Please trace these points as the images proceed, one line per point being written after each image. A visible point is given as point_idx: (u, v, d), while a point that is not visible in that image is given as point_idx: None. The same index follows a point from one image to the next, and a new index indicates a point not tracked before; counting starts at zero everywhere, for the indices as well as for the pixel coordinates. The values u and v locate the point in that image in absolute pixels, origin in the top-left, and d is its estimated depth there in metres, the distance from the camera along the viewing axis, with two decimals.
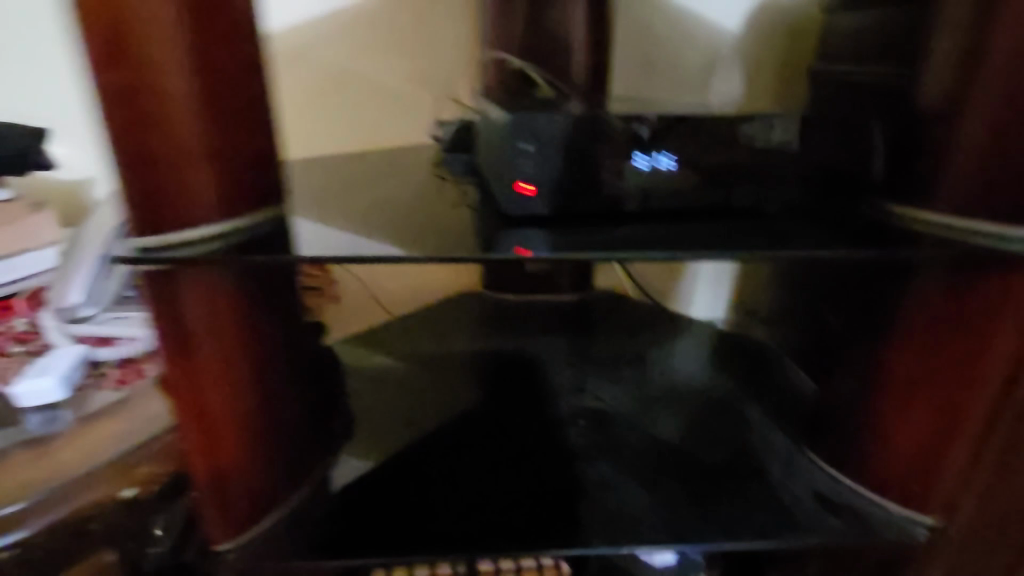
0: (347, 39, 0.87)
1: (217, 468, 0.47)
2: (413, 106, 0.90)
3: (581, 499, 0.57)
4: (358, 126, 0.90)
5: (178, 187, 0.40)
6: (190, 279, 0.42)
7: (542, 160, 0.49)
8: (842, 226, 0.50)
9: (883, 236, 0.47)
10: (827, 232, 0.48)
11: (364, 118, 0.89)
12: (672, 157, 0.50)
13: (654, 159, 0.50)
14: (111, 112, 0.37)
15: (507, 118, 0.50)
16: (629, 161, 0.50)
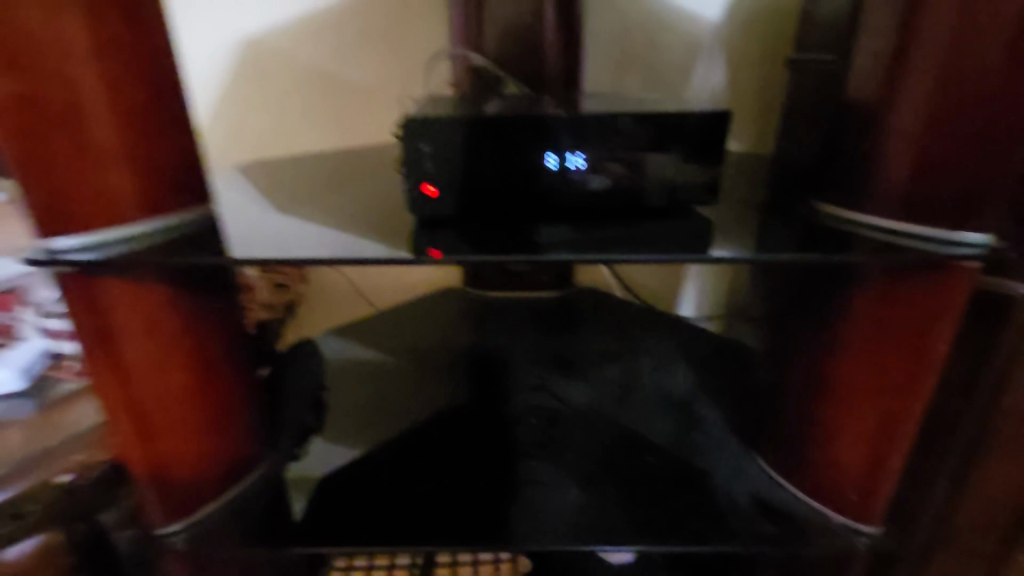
0: (310, 40, 0.89)
1: (154, 459, 0.49)
2: (380, 106, 0.92)
3: (514, 495, 0.56)
4: (324, 126, 0.94)
5: (93, 193, 0.42)
6: (109, 278, 0.44)
7: (441, 161, 0.49)
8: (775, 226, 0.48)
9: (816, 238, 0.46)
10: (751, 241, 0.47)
11: (330, 119, 0.93)
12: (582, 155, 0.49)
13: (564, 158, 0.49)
14: (17, 120, 0.39)
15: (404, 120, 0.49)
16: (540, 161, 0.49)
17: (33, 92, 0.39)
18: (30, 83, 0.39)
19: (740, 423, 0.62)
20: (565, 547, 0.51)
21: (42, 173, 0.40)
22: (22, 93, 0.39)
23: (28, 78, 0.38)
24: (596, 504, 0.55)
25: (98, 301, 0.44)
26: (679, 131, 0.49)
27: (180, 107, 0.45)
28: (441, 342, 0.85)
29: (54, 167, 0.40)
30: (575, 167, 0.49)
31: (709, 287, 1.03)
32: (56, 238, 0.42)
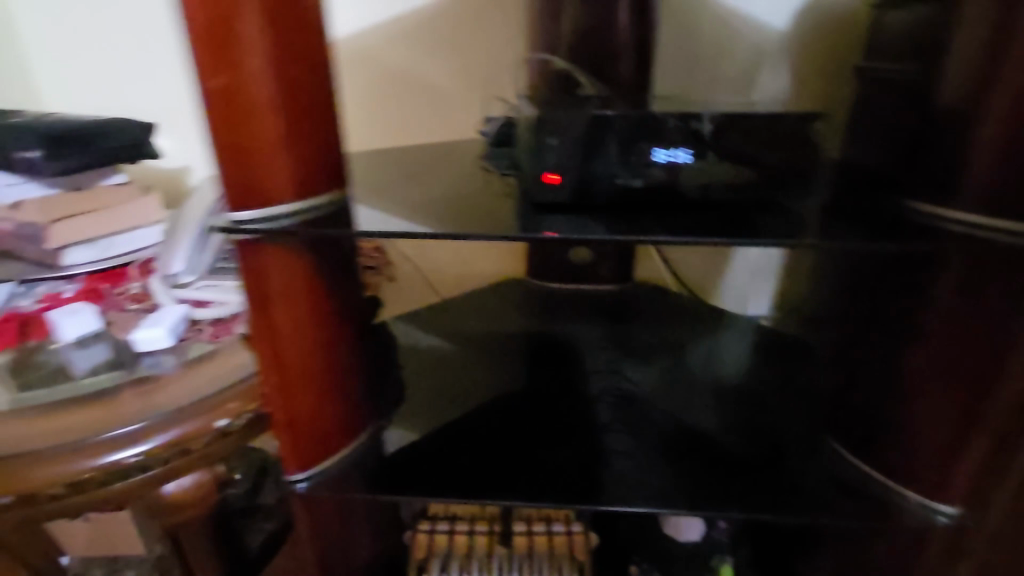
0: (393, 40, 0.95)
1: (290, 413, 0.55)
2: (457, 104, 0.98)
3: (603, 463, 0.61)
4: (404, 122, 0.99)
5: (263, 174, 0.47)
6: (272, 250, 0.50)
7: (563, 153, 0.53)
8: (861, 219, 0.52)
9: (901, 229, 0.49)
10: (841, 224, 0.51)
11: (409, 115, 0.99)
12: (689, 151, 0.53)
13: (674, 153, 0.53)
14: (210, 107, 0.44)
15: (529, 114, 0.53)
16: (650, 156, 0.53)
17: (234, 83, 0.44)
18: (233, 74, 0.43)
19: (805, 416, 0.69)
20: (656, 510, 0.55)
21: (234, 155, 0.46)
22: (224, 84, 0.44)
23: (228, 70, 0.43)
24: (680, 474, 0.59)
25: (260, 274, 0.50)
26: (775, 131, 0.53)
27: (329, 100, 0.51)
28: (505, 330, 0.92)
29: (247, 150, 0.46)
30: (683, 162, 0.53)
31: (765, 284, 1.06)
32: (240, 211, 0.48)
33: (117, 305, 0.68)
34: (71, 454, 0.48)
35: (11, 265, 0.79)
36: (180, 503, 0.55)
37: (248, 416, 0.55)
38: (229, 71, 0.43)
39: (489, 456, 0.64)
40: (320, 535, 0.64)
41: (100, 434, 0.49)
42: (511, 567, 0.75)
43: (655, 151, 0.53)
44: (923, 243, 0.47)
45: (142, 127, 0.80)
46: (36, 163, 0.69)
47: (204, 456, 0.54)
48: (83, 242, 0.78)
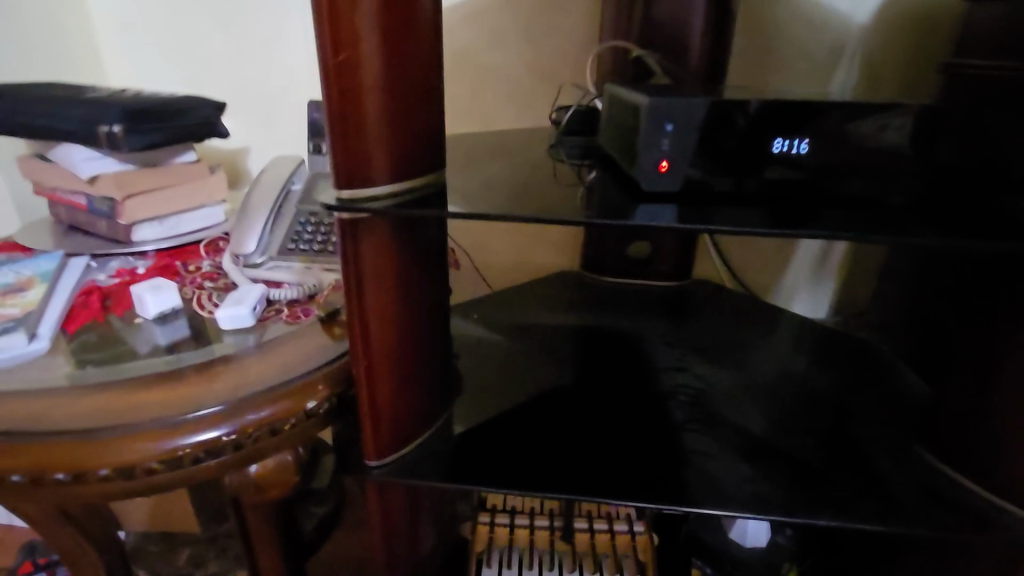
0: (456, 27, 0.94)
1: (375, 396, 0.54)
2: (520, 92, 0.97)
3: (686, 463, 0.60)
4: (465, 109, 0.99)
5: (372, 152, 0.46)
6: (370, 230, 0.49)
7: (679, 139, 0.50)
8: (976, 219, 0.49)
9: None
10: (965, 224, 0.49)
11: (470, 102, 0.98)
12: (804, 141, 0.51)
13: (789, 144, 0.51)
14: (333, 80, 0.43)
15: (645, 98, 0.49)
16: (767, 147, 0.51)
17: (357, 58, 0.43)
18: (357, 49, 0.43)
19: (887, 420, 0.67)
20: (747, 513, 0.54)
21: (349, 132, 0.44)
22: (348, 59, 0.43)
23: (353, 45, 0.43)
24: (767, 478, 0.58)
25: (357, 254, 0.49)
26: (893, 124, 0.50)
27: (432, 77, 0.50)
28: (562, 323, 0.90)
29: (363, 127, 0.45)
30: (799, 154, 0.51)
31: (828, 288, 1.03)
32: (347, 189, 0.46)
33: (192, 282, 0.68)
34: (165, 430, 0.47)
35: (81, 240, 0.79)
36: (263, 483, 0.55)
37: (334, 400, 0.55)
38: (354, 45, 0.43)
39: (563, 447, 0.63)
40: (391, 525, 0.63)
41: (191, 413, 0.49)
42: (573, 565, 0.74)
43: (772, 142, 0.51)
44: None
45: (214, 107, 0.81)
46: (116, 137, 0.69)
47: (289, 438, 0.53)
48: (152, 219, 0.78)
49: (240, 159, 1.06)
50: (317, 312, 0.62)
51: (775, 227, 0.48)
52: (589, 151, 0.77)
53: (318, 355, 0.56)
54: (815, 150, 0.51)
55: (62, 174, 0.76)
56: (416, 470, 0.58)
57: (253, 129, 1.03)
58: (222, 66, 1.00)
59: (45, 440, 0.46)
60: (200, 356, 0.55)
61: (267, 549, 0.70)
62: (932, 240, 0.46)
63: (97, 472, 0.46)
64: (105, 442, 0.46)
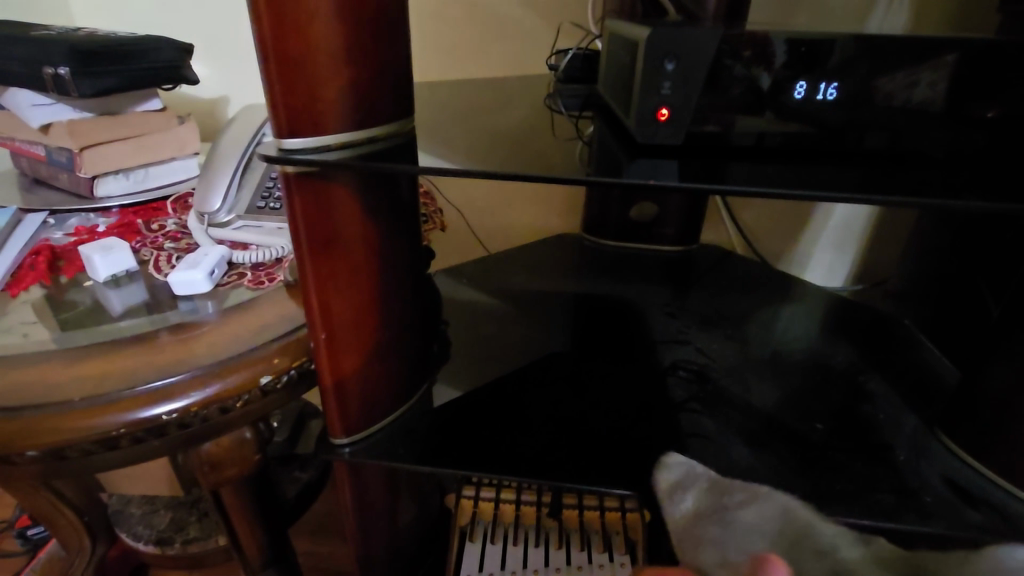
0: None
1: (339, 371, 0.50)
2: (520, 36, 0.88)
3: (682, 448, 0.55)
4: (459, 54, 0.90)
5: (318, 94, 0.39)
6: (327, 187, 0.43)
7: (683, 81, 0.42)
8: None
9: None
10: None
11: (466, 47, 0.90)
12: (830, 87, 0.43)
13: (813, 90, 0.43)
14: (264, 4, 0.35)
15: (646, 31, 0.42)
16: (787, 95, 0.44)
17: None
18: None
19: (908, 401, 0.61)
20: None
21: (287, 70, 0.37)
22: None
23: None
24: (770, 466, 0.53)
25: (310, 214, 0.43)
26: (943, 75, 0.42)
27: (395, 6, 0.42)
28: (556, 289, 0.84)
29: (304, 64, 0.37)
30: (826, 101, 0.44)
31: (849, 257, 0.96)
32: (291, 138, 0.40)
33: (152, 242, 0.63)
34: (104, 407, 0.43)
35: (43, 194, 0.74)
36: (220, 459, 0.51)
37: (294, 374, 0.50)
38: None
39: (550, 428, 0.58)
40: (364, 504, 0.59)
41: (132, 388, 0.45)
42: (559, 541, 0.73)
43: (794, 85, 0.43)
44: None
45: (179, 49, 0.74)
46: (63, 80, 0.63)
47: (243, 414, 0.49)
48: (116, 172, 0.72)
49: (218, 109, 0.99)
50: (283, 277, 0.57)
51: (791, 186, 0.41)
52: (588, 102, 0.69)
53: (278, 325, 0.52)
54: (846, 98, 0.43)
55: (18, 123, 0.71)
56: (389, 449, 0.54)
57: (229, 75, 0.96)
58: (191, 4, 0.92)
59: None
60: (150, 324, 0.51)
61: (240, 519, 0.67)
62: (983, 207, 0.38)
63: (27, 451, 0.43)
64: (34, 420, 0.42)
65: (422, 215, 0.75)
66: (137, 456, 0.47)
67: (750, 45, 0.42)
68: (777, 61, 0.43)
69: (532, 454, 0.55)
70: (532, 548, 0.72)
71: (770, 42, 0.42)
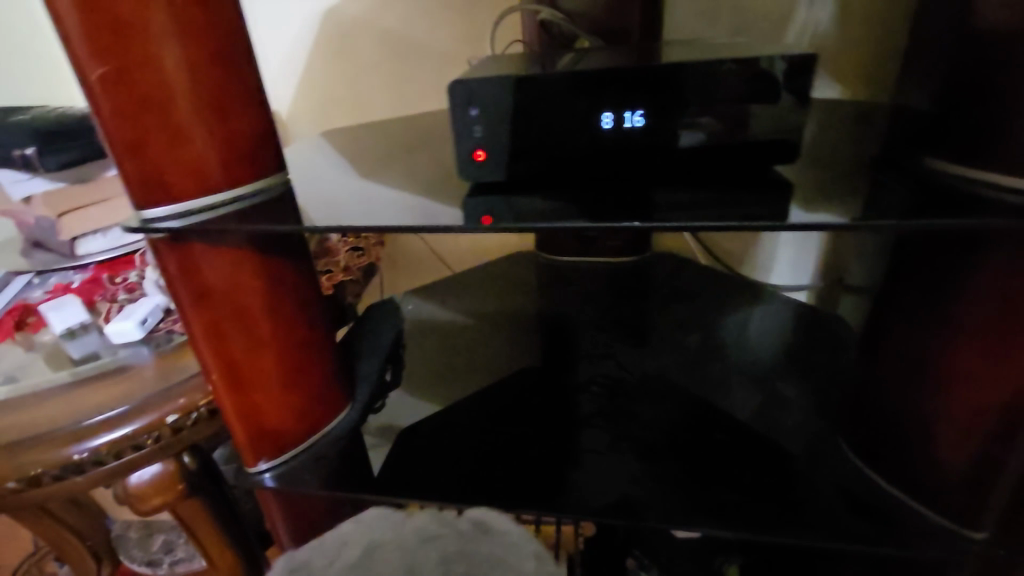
0: (383, 9, 0.90)
1: (246, 406, 0.55)
2: (456, 70, 0.92)
3: (573, 464, 0.57)
4: (404, 90, 0.95)
5: (175, 167, 0.45)
6: (201, 242, 0.48)
7: (491, 124, 0.46)
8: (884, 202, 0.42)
9: (945, 205, 0.40)
10: (853, 209, 0.42)
11: (404, 84, 0.95)
12: (638, 114, 0.45)
13: (619, 118, 0.45)
14: (112, 99, 0.42)
15: (453, 81, 0.46)
16: (596, 125, 0.45)
17: (119, 69, 0.41)
18: (114, 61, 0.41)
19: (819, 407, 0.60)
20: (607, 517, 0.51)
21: (132, 149, 0.43)
22: (105, 73, 0.41)
23: (111, 56, 0.41)
24: (654, 479, 0.55)
25: (181, 271, 0.48)
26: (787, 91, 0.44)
27: (255, 82, 0.47)
28: (503, 309, 0.87)
29: (144, 142, 0.43)
30: (634, 128, 0.46)
31: (811, 255, 0.94)
32: (151, 208, 0.45)
33: (110, 295, 0.71)
34: (31, 448, 0.51)
35: (38, 257, 0.84)
36: (146, 493, 0.57)
37: (202, 412, 0.56)
38: (110, 57, 0.41)
39: (472, 450, 0.62)
40: (296, 524, 0.63)
41: (57, 429, 0.52)
42: None
43: (601, 117, 0.45)
44: (967, 218, 0.38)
45: None
46: (31, 158, 0.72)
47: (158, 450, 0.55)
48: (94, 232, 0.82)
49: None
50: None
51: (614, 218, 0.42)
52: None
53: (191, 367, 0.58)
54: (670, 123, 0.46)
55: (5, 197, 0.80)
56: (292, 479, 0.57)
57: None
58: None
59: None
60: (81, 375, 0.57)
61: (205, 541, 0.74)
62: (807, 225, 0.39)
63: None
64: None
65: (348, 248, 0.76)
66: (61, 492, 0.54)
67: (574, 83, 0.45)
68: (618, 88, 0.45)
69: (449, 478, 0.58)
70: None
71: (603, 74, 0.45)
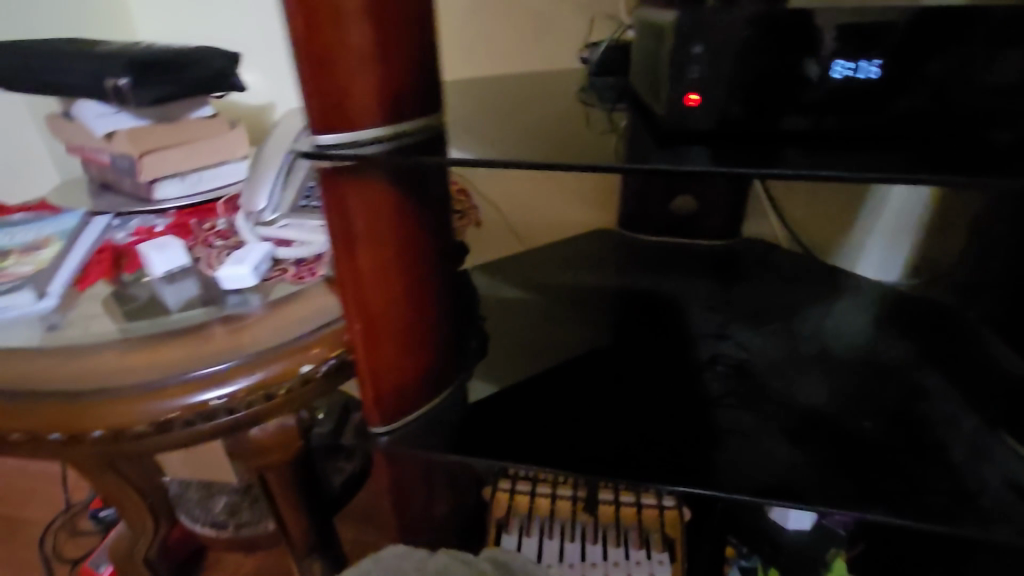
0: None
1: (375, 362, 0.51)
2: (539, 30, 0.83)
3: (718, 444, 0.54)
4: (480, 48, 0.86)
5: (349, 93, 0.41)
6: (357, 180, 0.44)
7: (714, 62, 0.41)
8: None
9: None
10: None
11: (483, 39, 0.86)
12: (876, 63, 0.40)
13: (855, 67, 0.40)
14: (300, 8, 0.38)
15: (673, 16, 0.41)
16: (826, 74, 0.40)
17: None
18: None
19: (969, 402, 0.58)
20: (772, 499, 0.49)
21: (316, 65, 0.40)
22: None
23: None
24: (814, 465, 0.52)
25: (342, 211, 0.45)
26: None
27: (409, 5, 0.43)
28: (591, 283, 0.83)
29: (328, 58, 0.39)
30: (867, 79, 0.40)
31: (902, 247, 0.87)
32: (324, 134, 0.42)
33: (203, 241, 0.67)
34: (157, 392, 0.47)
35: (112, 199, 0.79)
36: (266, 446, 0.55)
37: (332, 363, 0.52)
38: None
39: (600, 423, 0.58)
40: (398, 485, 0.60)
41: (182, 374, 0.48)
42: (595, 536, 0.71)
43: (830, 65, 0.40)
44: None
45: (227, 58, 0.76)
46: (124, 90, 0.67)
47: (290, 400, 0.52)
48: (173, 175, 0.77)
49: (264, 115, 1.00)
50: (324, 272, 0.60)
51: (852, 169, 0.38)
52: (624, 94, 0.63)
53: (315, 317, 0.54)
54: (895, 78, 0.40)
55: (84, 132, 0.76)
56: (423, 438, 0.55)
57: (280, 83, 0.97)
58: (232, 9, 0.94)
59: (41, 399, 0.47)
60: (198, 317, 0.54)
61: (286, 501, 0.71)
62: None
63: (91, 433, 0.47)
64: (103, 404, 0.46)
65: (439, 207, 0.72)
66: (186, 442, 0.50)
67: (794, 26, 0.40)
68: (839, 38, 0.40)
69: (585, 450, 0.54)
70: (566, 542, 0.70)
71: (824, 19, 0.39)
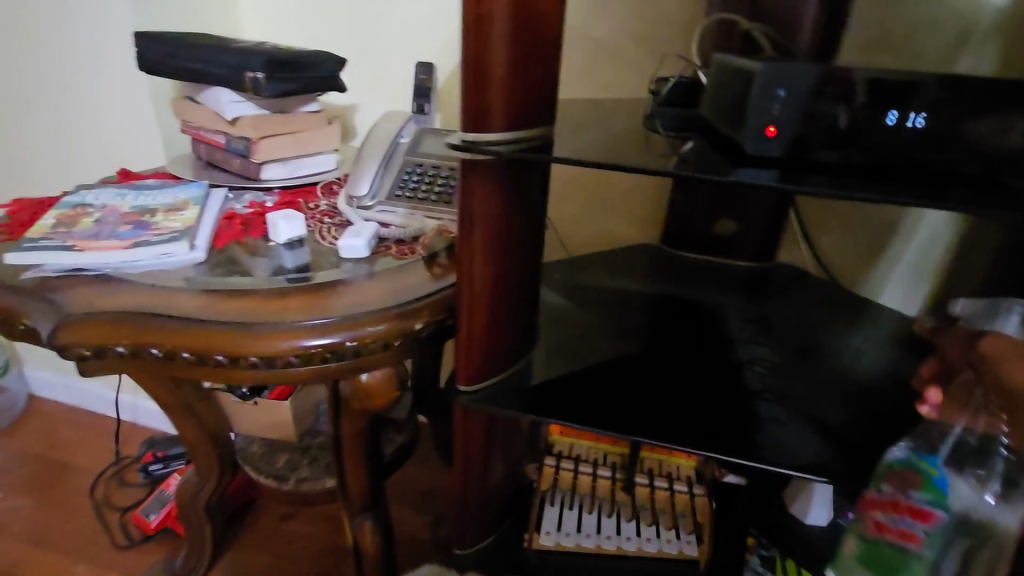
0: None
1: (471, 327, 0.61)
2: (610, 59, 0.94)
3: (759, 428, 0.63)
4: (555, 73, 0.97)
5: (489, 104, 0.51)
6: (483, 173, 0.55)
7: (791, 104, 0.50)
8: None
9: None
10: None
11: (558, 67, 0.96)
12: (920, 115, 0.48)
13: (904, 116, 0.48)
14: (471, 35, 0.49)
15: (759, 64, 0.50)
16: (881, 121, 0.49)
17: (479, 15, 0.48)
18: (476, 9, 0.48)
19: None
20: (804, 474, 0.57)
21: (473, 80, 0.50)
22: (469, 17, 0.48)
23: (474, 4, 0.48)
24: (842, 453, 0.60)
25: (467, 195, 0.55)
26: None
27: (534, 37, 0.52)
28: (638, 288, 0.91)
29: (482, 75, 0.50)
30: (915, 127, 0.49)
31: (922, 284, 0.97)
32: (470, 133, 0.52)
33: (313, 218, 0.76)
34: (299, 331, 0.56)
35: (219, 176, 0.90)
36: (372, 391, 0.64)
37: (433, 325, 0.62)
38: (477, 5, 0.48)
39: (651, 400, 0.66)
40: (465, 451, 0.68)
41: (314, 319, 0.57)
42: (630, 514, 0.80)
43: (885, 113, 0.49)
44: None
45: (337, 63, 0.87)
46: (260, 82, 0.77)
47: (392, 353, 0.61)
48: (278, 160, 0.87)
49: (349, 114, 1.11)
50: (423, 252, 0.69)
51: (888, 196, 0.47)
52: (689, 122, 0.72)
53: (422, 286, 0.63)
54: (932, 129, 0.48)
55: (206, 115, 0.86)
56: (498, 399, 0.64)
57: (368, 88, 1.08)
58: (332, 20, 1.05)
59: (210, 327, 0.56)
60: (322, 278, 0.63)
61: (352, 456, 0.79)
62: None
63: (250, 357, 0.56)
64: (259, 334, 0.56)
65: None
66: (318, 375, 0.59)
67: (843, 83, 0.49)
68: (886, 93, 0.48)
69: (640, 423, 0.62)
70: (604, 517, 0.80)
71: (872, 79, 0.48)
